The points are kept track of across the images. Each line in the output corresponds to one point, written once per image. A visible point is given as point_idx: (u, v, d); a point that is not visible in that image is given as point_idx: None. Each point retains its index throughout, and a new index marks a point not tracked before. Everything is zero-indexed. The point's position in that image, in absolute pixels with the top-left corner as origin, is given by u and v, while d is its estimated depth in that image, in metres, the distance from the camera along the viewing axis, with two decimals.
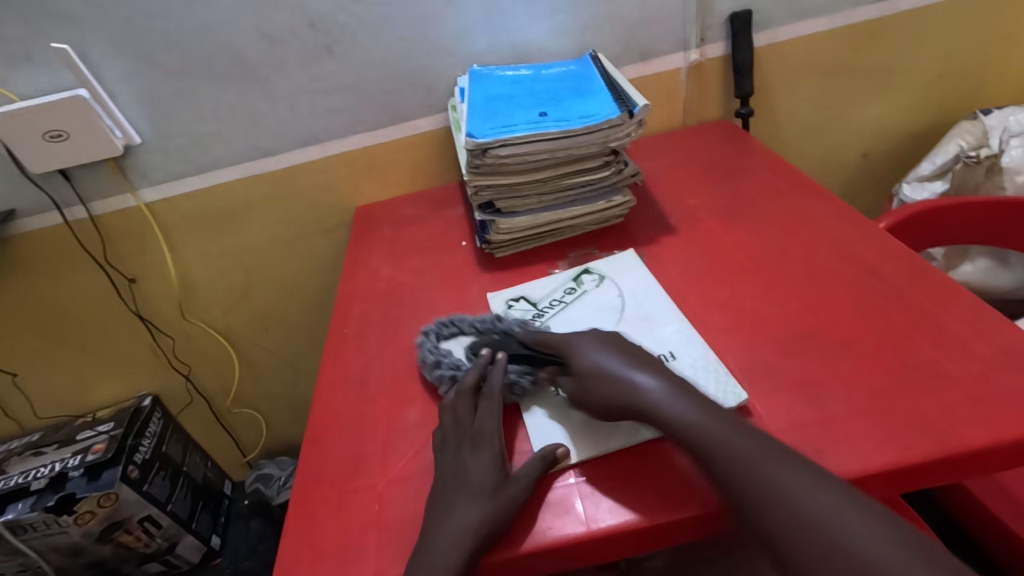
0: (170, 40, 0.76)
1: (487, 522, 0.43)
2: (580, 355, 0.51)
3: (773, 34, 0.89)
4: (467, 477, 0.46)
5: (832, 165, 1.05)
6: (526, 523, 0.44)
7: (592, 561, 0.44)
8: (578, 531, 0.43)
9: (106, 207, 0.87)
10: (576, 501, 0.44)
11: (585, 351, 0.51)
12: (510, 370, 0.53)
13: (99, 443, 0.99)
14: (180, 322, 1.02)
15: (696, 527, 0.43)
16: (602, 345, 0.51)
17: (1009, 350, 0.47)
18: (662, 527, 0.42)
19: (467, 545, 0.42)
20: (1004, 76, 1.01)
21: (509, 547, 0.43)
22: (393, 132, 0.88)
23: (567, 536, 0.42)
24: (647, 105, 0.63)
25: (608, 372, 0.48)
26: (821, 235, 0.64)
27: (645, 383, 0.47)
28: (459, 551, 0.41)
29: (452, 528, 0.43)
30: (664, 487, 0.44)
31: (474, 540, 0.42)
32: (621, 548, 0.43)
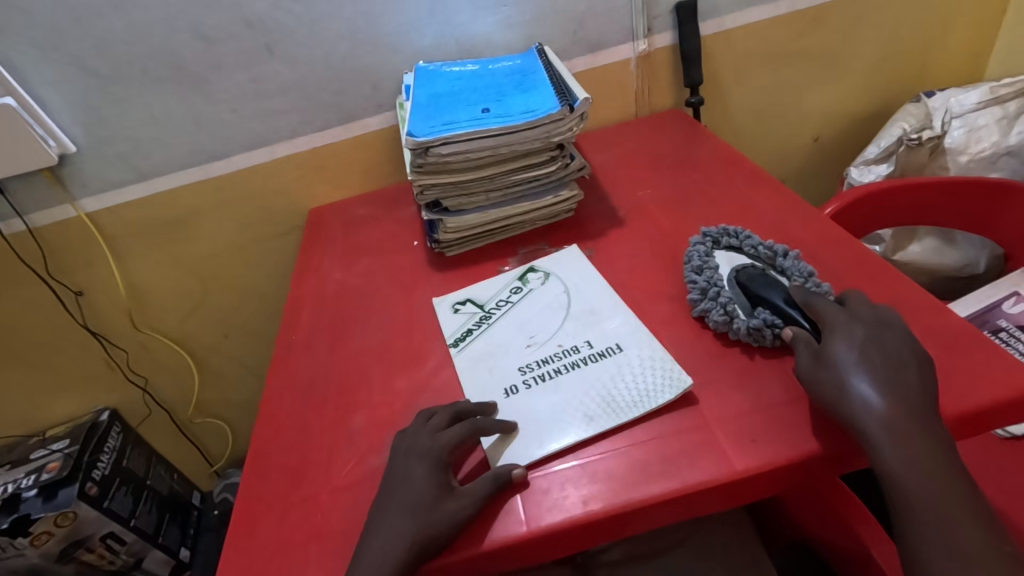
0: (101, 45, 0.74)
1: (423, 533, 0.42)
2: (837, 340, 0.45)
3: (720, 22, 0.89)
4: (404, 485, 0.45)
5: (784, 151, 1.07)
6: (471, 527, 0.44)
7: (540, 557, 0.44)
8: (523, 529, 0.43)
9: (45, 219, 0.84)
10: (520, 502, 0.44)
11: (844, 339, 0.45)
12: (758, 318, 0.50)
13: (55, 461, 0.97)
14: (133, 333, 1.00)
15: (642, 518, 0.43)
16: (861, 342, 0.45)
17: (938, 331, 0.48)
18: (607, 522, 0.43)
19: (406, 553, 0.41)
20: (947, 58, 1.03)
21: (453, 551, 0.43)
22: (341, 132, 0.86)
23: (511, 536, 0.42)
24: (588, 98, 0.63)
25: (842, 366, 0.44)
26: (764, 222, 0.64)
27: (862, 391, 0.42)
28: (398, 558, 0.41)
29: (387, 541, 0.42)
30: (608, 482, 0.44)
31: (414, 548, 0.42)
32: (561, 547, 0.43)
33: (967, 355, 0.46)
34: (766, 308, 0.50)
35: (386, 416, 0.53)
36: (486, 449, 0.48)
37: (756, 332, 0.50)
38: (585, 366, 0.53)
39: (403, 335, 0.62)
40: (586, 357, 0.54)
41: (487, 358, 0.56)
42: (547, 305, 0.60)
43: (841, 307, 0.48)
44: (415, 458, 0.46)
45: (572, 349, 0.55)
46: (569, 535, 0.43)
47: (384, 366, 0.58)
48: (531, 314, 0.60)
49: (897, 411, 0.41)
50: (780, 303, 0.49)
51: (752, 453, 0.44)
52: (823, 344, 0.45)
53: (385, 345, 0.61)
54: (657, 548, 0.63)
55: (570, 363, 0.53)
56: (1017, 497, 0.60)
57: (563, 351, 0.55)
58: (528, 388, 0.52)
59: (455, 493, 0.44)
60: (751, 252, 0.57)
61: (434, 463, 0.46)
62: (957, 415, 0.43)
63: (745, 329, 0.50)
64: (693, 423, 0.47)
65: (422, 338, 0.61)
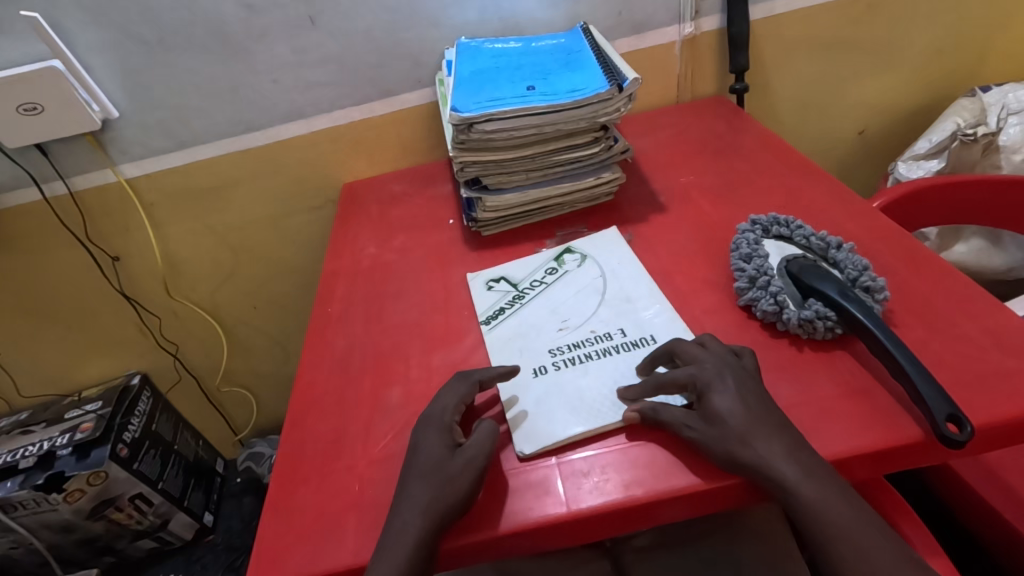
0: (147, 11, 0.74)
1: (447, 502, 0.42)
2: (717, 398, 0.43)
3: (770, 6, 0.86)
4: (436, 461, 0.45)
5: (826, 144, 1.04)
6: (502, 506, 0.43)
7: (572, 541, 0.43)
8: (558, 510, 0.42)
9: (86, 184, 0.85)
10: (553, 485, 0.44)
11: (722, 394, 0.44)
12: (810, 309, 0.49)
13: (88, 422, 0.99)
14: (166, 300, 1.01)
15: (674, 506, 0.43)
16: (739, 393, 0.44)
17: (997, 331, 0.47)
18: (643, 507, 0.42)
19: (438, 526, 0.41)
20: (1005, 51, 0.98)
21: (485, 529, 0.42)
22: (379, 107, 0.86)
23: (547, 516, 0.42)
24: (637, 78, 0.61)
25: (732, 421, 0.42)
26: (813, 213, 0.63)
27: (758, 443, 0.41)
28: (430, 531, 0.41)
29: (415, 512, 0.42)
30: (647, 468, 0.44)
31: (444, 521, 0.42)
32: (591, 531, 0.43)
33: None
34: (819, 300, 0.49)
35: (422, 391, 0.53)
36: (509, 421, 0.48)
37: (807, 324, 0.49)
38: (616, 354, 0.52)
39: (439, 311, 0.61)
40: (619, 346, 0.53)
41: (518, 337, 0.56)
42: (582, 289, 0.60)
43: (715, 355, 0.46)
44: (441, 432, 0.46)
45: (605, 336, 0.54)
46: (603, 519, 0.42)
47: (420, 342, 0.58)
48: (565, 296, 0.59)
49: (784, 460, 0.40)
50: (833, 295, 0.48)
51: None
52: (706, 406, 0.44)
53: (421, 322, 0.61)
54: (687, 539, 0.62)
55: (602, 350, 0.53)
56: None
57: (596, 337, 0.54)
58: (557, 370, 0.52)
59: (460, 452, 0.45)
60: (802, 243, 0.55)
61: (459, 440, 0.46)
62: (1020, 418, 0.41)
63: (795, 321, 0.49)
64: None
65: (458, 315, 0.60)
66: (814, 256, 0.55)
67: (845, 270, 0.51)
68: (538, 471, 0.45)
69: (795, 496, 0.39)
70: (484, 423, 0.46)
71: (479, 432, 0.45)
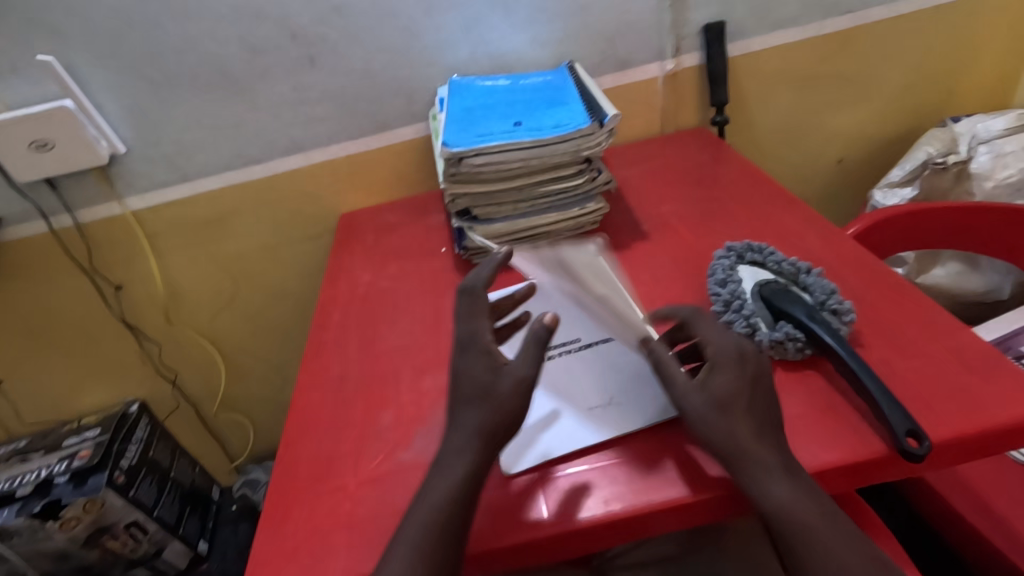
0: (155, 53, 0.78)
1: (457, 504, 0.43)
2: (718, 377, 0.45)
3: (747, 44, 0.91)
4: (441, 473, 0.44)
5: (808, 173, 1.07)
6: (503, 519, 0.45)
7: (566, 554, 0.45)
8: (556, 522, 0.44)
9: (92, 216, 0.89)
10: (551, 503, 0.45)
11: (723, 373, 0.45)
12: (780, 331, 0.51)
13: (86, 449, 1.00)
14: (166, 328, 1.03)
15: (663, 519, 0.45)
16: (740, 376, 0.45)
17: (958, 350, 0.49)
18: (633, 519, 0.44)
19: (450, 529, 0.42)
20: (974, 83, 1.03)
21: (486, 541, 0.44)
22: (375, 141, 0.89)
23: (545, 529, 0.44)
24: (617, 114, 0.65)
25: (729, 411, 0.44)
26: (788, 239, 0.66)
27: (737, 424, 0.43)
28: (443, 535, 0.41)
29: (419, 518, 0.42)
30: (640, 480, 0.46)
31: (455, 523, 0.42)
32: (582, 545, 0.45)
33: (989, 377, 0.47)
34: (788, 322, 0.52)
35: (413, 413, 0.55)
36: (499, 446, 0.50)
37: (778, 345, 0.51)
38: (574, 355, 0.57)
39: (430, 336, 0.64)
40: (576, 348, 0.58)
41: (494, 348, 0.60)
42: (553, 304, 0.63)
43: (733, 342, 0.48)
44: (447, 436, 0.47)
45: (565, 341, 0.59)
46: (594, 531, 0.44)
47: (412, 366, 0.60)
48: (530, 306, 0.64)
49: (773, 456, 0.42)
50: (801, 318, 0.51)
51: None
52: (706, 382, 0.46)
53: (413, 346, 0.63)
54: (674, 558, 0.64)
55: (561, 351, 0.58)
56: None
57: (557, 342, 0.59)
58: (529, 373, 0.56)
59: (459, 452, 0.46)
60: (774, 268, 0.58)
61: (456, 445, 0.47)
62: (979, 434, 0.43)
63: (767, 343, 0.51)
64: None
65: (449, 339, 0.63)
66: (785, 280, 0.57)
67: (815, 294, 0.54)
68: (535, 486, 0.47)
69: (776, 497, 0.41)
70: None
71: None
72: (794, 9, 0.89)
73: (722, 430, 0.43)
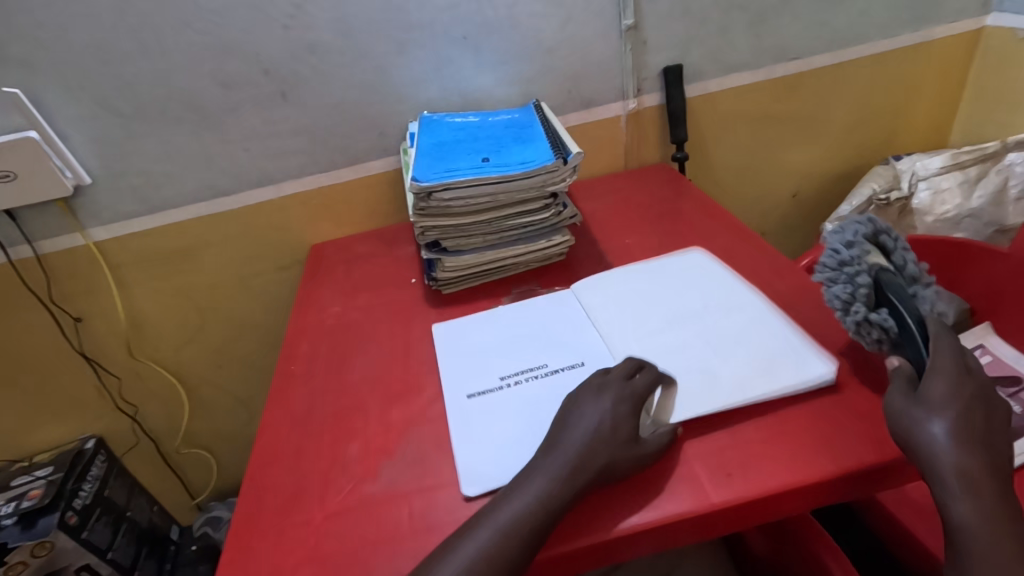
0: (126, 87, 0.78)
1: (518, 521, 0.44)
2: (933, 389, 0.46)
3: (704, 86, 0.96)
4: (527, 479, 0.47)
5: (765, 206, 1.13)
6: (585, 518, 0.47)
7: (635, 553, 0.47)
8: (637, 520, 0.46)
9: (53, 246, 0.87)
10: (633, 501, 0.47)
11: (936, 385, 0.46)
12: (881, 317, 0.51)
13: (36, 489, 0.96)
14: (127, 360, 1.01)
15: (642, 541, 0.46)
16: (959, 393, 0.45)
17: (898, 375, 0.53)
18: (625, 539, 0.46)
19: (537, 526, 0.44)
20: (912, 124, 1.11)
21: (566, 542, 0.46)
22: (347, 174, 0.91)
23: (628, 527, 0.46)
24: (581, 152, 0.68)
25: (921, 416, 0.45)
26: (744, 271, 0.69)
27: (932, 429, 0.44)
28: (528, 534, 0.44)
29: (504, 515, 0.45)
30: (717, 479, 0.48)
31: (543, 522, 0.44)
32: (577, 564, 0.46)
33: None
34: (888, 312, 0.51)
35: (381, 444, 0.55)
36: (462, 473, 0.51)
37: (864, 326, 0.53)
38: (542, 379, 0.58)
39: (400, 366, 0.65)
40: (544, 373, 0.59)
41: (467, 369, 0.61)
42: (522, 333, 0.65)
43: (959, 356, 0.48)
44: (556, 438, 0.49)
45: (532, 368, 0.60)
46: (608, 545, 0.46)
47: (380, 397, 0.61)
48: (499, 336, 0.65)
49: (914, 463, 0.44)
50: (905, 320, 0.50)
51: (726, 485, 0.47)
52: (923, 392, 0.46)
53: (382, 377, 0.64)
54: None
55: (529, 377, 0.59)
56: None
57: (524, 370, 0.60)
58: (500, 391, 0.58)
59: (555, 451, 0.48)
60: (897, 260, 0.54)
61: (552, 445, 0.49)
62: None
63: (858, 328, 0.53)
64: (673, 456, 0.50)
65: (418, 369, 0.64)
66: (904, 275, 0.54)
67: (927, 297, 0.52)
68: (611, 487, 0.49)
69: None
70: (585, 416, 0.50)
71: (579, 429, 0.49)
72: (746, 55, 0.95)
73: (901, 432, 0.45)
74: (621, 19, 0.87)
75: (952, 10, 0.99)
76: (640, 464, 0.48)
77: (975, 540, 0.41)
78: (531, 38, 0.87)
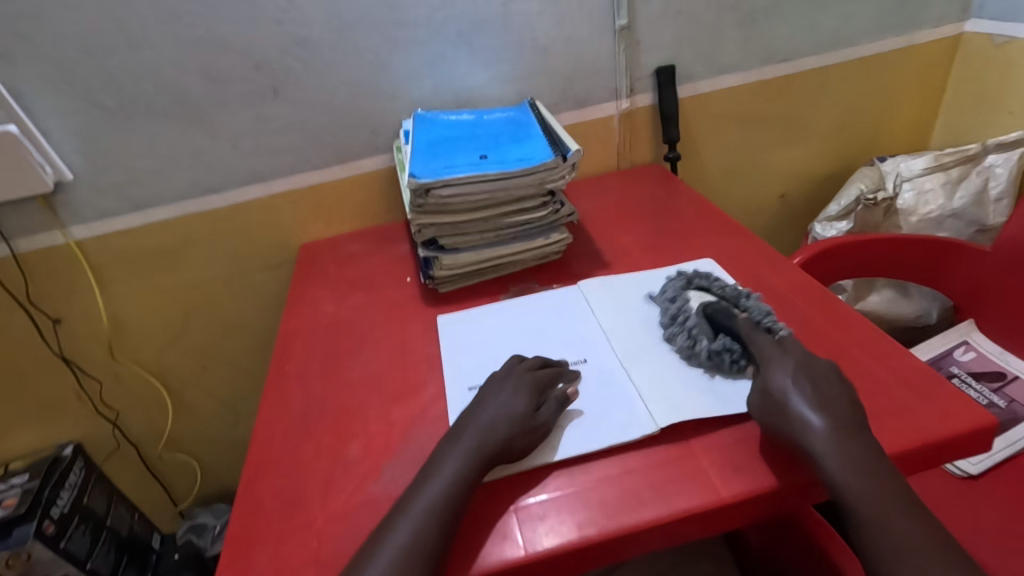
0: (110, 81, 0.76)
1: (430, 504, 0.45)
2: (774, 374, 0.49)
3: (695, 86, 0.97)
4: (441, 468, 0.47)
5: (754, 207, 1.14)
6: (500, 508, 0.47)
7: (604, 561, 0.46)
8: (647, 515, 0.45)
9: (32, 245, 0.84)
10: (601, 500, 0.47)
11: (777, 371, 0.49)
12: (719, 343, 0.55)
13: (11, 497, 0.92)
14: (108, 363, 0.97)
15: (646, 538, 0.45)
16: (796, 373, 0.49)
17: (899, 370, 0.53)
18: (632, 536, 0.45)
19: (450, 514, 0.44)
20: (895, 127, 1.13)
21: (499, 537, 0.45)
22: (339, 172, 0.89)
23: (638, 522, 0.45)
24: (579, 150, 0.68)
25: (785, 404, 0.47)
26: (741, 269, 0.70)
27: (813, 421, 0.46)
28: (445, 522, 0.44)
29: (425, 501, 0.45)
30: (722, 475, 0.47)
31: (455, 507, 0.44)
32: (578, 564, 0.45)
33: (929, 396, 0.50)
34: (727, 336, 0.56)
35: (382, 444, 0.54)
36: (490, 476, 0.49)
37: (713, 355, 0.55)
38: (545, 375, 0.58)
39: (398, 365, 0.64)
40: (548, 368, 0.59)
41: (469, 366, 0.61)
42: (523, 331, 0.65)
43: (777, 342, 0.53)
44: (458, 429, 0.51)
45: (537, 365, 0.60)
46: (612, 542, 0.44)
47: (379, 397, 0.60)
48: (500, 335, 0.65)
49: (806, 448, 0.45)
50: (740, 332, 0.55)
51: (735, 479, 0.47)
52: (765, 383, 0.50)
53: (381, 376, 0.62)
54: None
55: None
56: (972, 533, 0.65)
57: None
58: None
59: (460, 438, 0.49)
60: (717, 292, 0.62)
61: (451, 434, 0.50)
62: (921, 450, 0.47)
63: (706, 357, 0.55)
64: (679, 452, 0.49)
65: (417, 368, 0.63)
66: (729, 301, 0.60)
67: (754, 313, 0.57)
68: (531, 475, 0.49)
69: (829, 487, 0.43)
70: (489, 405, 0.52)
71: (484, 417, 0.51)
72: (737, 56, 0.96)
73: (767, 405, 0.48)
74: (616, 19, 0.88)
75: (935, 16, 1.02)
76: (537, 437, 0.50)
77: (893, 536, 0.42)
78: (526, 37, 0.87)
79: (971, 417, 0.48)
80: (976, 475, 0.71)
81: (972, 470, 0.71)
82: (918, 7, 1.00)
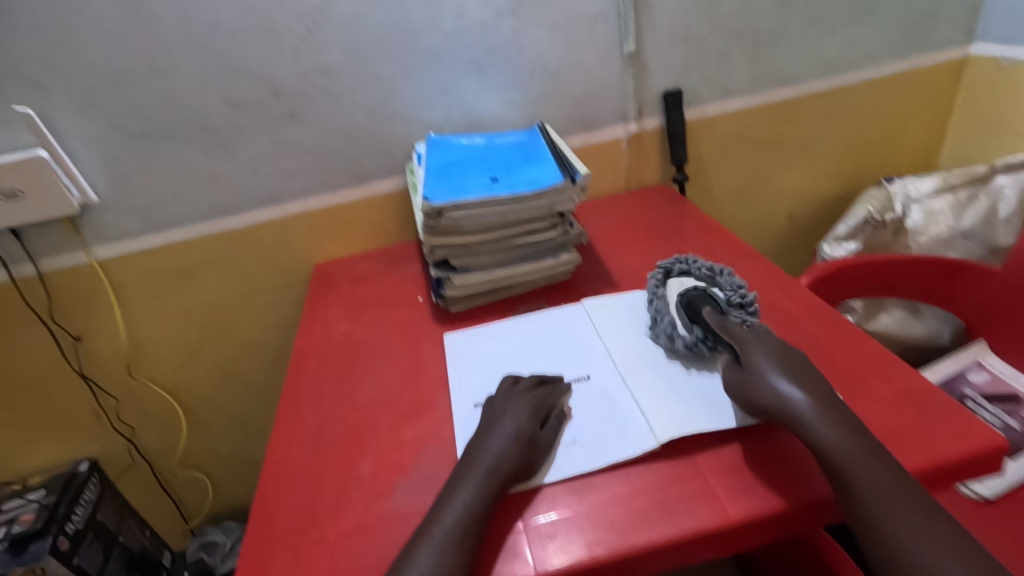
0: (136, 108, 0.79)
1: (451, 529, 0.45)
2: (753, 352, 0.53)
3: (702, 109, 0.99)
4: (458, 495, 0.47)
5: (763, 226, 1.15)
6: (517, 532, 0.47)
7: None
8: (659, 535, 0.45)
9: (56, 265, 0.86)
10: (612, 520, 0.47)
11: (758, 349, 0.53)
12: (693, 334, 0.59)
13: (28, 513, 0.94)
14: (125, 380, 0.99)
15: (659, 557, 0.45)
16: (772, 351, 0.53)
17: (909, 392, 0.53)
18: (644, 555, 0.45)
19: (471, 541, 0.44)
20: (903, 148, 1.14)
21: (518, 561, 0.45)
22: (354, 193, 0.92)
23: (650, 540, 0.45)
24: (588, 172, 0.69)
25: (764, 375, 0.51)
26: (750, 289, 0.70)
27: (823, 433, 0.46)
28: (466, 549, 0.44)
29: (447, 526, 0.45)
30: (734, 495, 0.47)
31: (475, 534, 0.45)
32: None
33: (937, 416, 0.50)
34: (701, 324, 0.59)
35: (394, 460, 0.55)
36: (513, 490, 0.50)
37: (694, 347, 0.58)
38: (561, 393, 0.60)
39: (410, 383, 0.65)
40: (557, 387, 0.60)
41: (477, 382, 0.62)
42: (525, 347, 0.66)
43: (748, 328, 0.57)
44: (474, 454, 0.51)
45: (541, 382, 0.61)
46: (625, 561, 0.45)
47: (391, 415, 0.61)
48: (509, 352, 0.66)
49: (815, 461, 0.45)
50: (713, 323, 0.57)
51: (746, 497, 0.47)
52: (745, 362, 0.53)
53: (393, 394, 0.63)
54: None
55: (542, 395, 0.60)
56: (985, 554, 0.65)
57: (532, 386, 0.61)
58: None
59: (474, 464, 0.50)
60: (697, 274, 0.65)
61: (462, 462, 0.51)
62: (928, 468, 0.47)
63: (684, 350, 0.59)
64: (688, 471, 0.50)
65: (429, 386, 0.64)
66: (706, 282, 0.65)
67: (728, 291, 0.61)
68: (546, 498, 0.49)
69: None
70: (502, 429, 0.52)
71: (497, 441, 0.51)
72: (743, 80, 0.98)
73: (768, 400, 0.50)
74: (623, 45, 0.90)
75: (940, 39, 1.03)
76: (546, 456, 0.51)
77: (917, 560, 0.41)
78: (536, 63, 0.89)
79: (981, 437, 0.48)
80: (991, 498, 0.71)
81: (987, 493, 0.72)
82: (922, 31, 1.02)
